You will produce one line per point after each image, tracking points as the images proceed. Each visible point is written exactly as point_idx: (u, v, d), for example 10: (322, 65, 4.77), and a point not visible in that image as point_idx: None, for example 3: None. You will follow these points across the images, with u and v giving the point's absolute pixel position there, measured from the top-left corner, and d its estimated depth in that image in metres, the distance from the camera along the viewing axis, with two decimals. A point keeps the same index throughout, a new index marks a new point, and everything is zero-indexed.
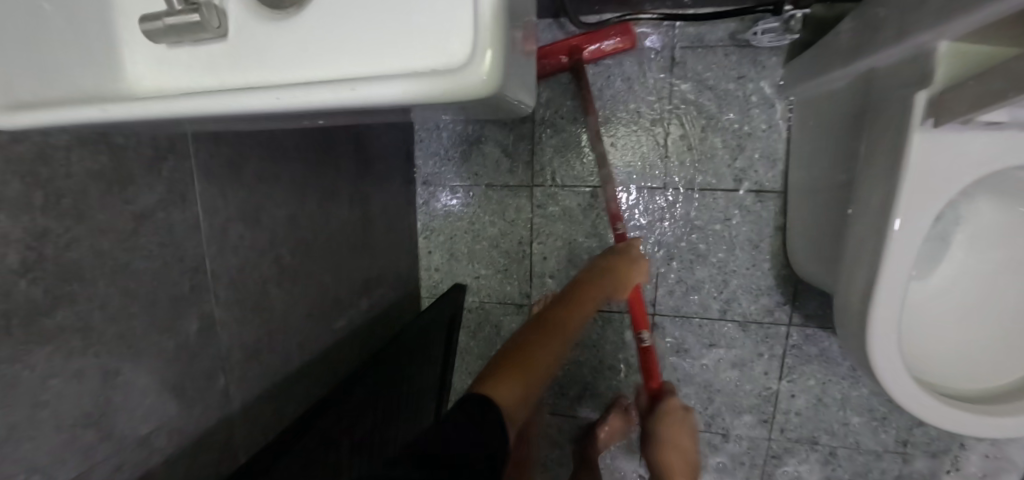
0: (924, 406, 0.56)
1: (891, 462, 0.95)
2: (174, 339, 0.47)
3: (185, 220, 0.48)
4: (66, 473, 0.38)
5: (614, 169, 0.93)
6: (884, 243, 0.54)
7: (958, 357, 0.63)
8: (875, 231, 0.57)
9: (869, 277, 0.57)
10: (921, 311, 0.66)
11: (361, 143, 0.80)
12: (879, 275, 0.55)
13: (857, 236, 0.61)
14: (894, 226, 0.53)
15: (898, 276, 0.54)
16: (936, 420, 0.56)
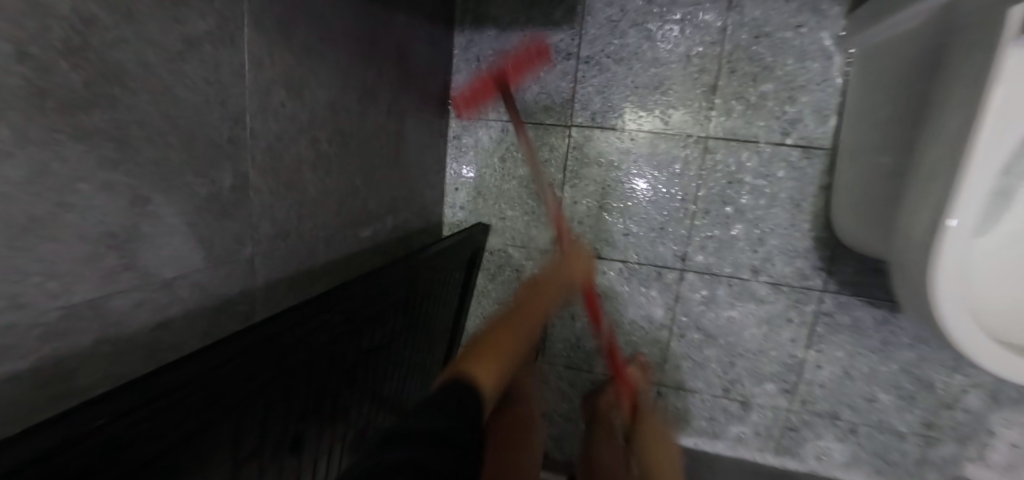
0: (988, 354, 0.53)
1: (912, 445, 0.92)
2: (207, 187, 0.44)
3: (231, 64, 0.45)
4: (87, 292, 0.35)
5: (657, 114, 0.89)
6: (961, 172, 0.50)
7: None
8: (940, 186, 0.53)
9: (931, 236, 0.53)
10: (987, 267, 0.63)
11: (402, 52, 0.76)
12: (952, 209, 0.50)
13: (916, 187, 0.58)
14: (974, 153, 0.49)
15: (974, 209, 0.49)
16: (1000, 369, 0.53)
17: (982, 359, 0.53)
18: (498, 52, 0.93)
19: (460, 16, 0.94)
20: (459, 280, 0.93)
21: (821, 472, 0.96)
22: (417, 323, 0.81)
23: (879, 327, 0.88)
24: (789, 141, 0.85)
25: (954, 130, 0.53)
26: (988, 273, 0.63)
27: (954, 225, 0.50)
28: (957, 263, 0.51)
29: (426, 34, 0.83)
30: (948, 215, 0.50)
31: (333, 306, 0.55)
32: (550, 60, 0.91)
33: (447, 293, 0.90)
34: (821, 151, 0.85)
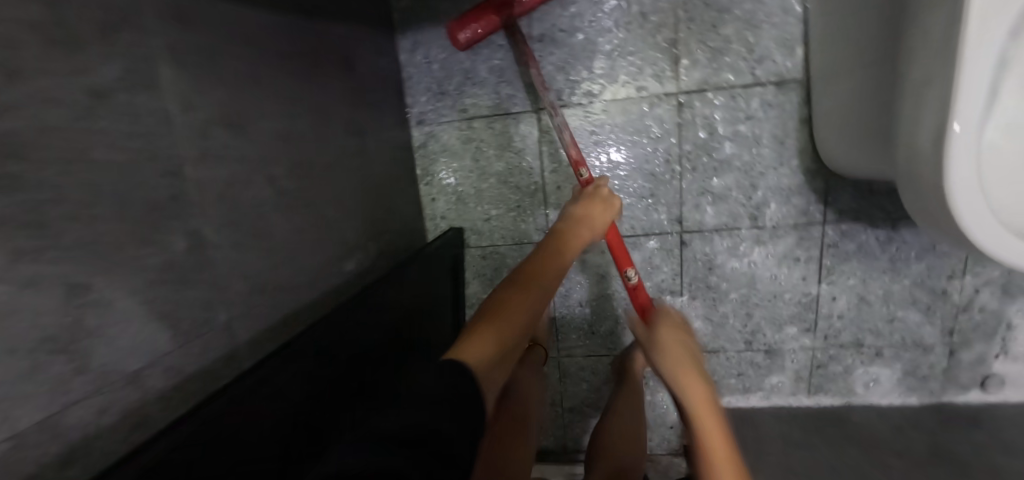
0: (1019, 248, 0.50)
1: (937, 355, 0.92)
2: (156, 255, 0.38)
3: (155, 112, 0.39)
4: (33, 414, 0.28)
5: (624, 79, 0.85)
6: (957, 62, 0.48)
7: None
8: (938, 90, 0.51)
9: (938, 145, 0.50)
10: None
11: (348, 65, 0.71)
12: (954, 101, 0.48)
13: (912, 97, 0.55)
14: (970, 40, 0.47)
15: (977, 97, 0.47)
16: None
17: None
18: (447, 47, 0.87)
19: (399, 17, 0.87)
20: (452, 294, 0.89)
21: (857, 402, 0.96)
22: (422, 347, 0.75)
23: (885, 247, 0.87)
24: (761, 79, 0.83)
25: (942, 29, 0.50)
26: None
27: (959, 131, 0.48)
28: (973, 171, 0.49)
29: (367, 41, 0.77)
30: (950, 122, 0.48)
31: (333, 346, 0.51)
32: (504, 45, 0.86)
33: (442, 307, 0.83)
34: (795, 83, 0.83)
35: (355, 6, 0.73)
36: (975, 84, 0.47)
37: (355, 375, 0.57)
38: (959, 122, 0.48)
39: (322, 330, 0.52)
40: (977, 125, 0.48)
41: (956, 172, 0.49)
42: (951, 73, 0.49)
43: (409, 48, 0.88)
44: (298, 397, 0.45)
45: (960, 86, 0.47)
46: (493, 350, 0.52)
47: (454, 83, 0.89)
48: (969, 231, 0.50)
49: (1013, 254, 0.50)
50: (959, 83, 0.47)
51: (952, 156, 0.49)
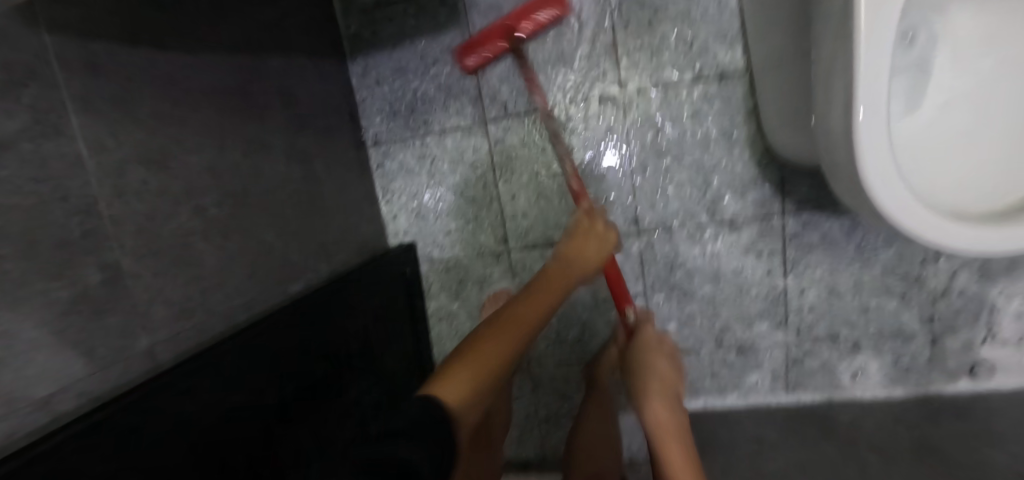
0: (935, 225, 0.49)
1: (920, 344, 0.88)
2: (69, 288, 0.41)
3: (64, 155, 0.42)
4: None
5: (564, 85, 0.87)
6: (853, 48, 0.47)
7: (968, 185, 0.56)
8: (841, 78, 0.50)
9: (848, 131, 0.50)
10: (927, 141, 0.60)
11: (287, 96, 0.75)
12: (856, 88, 0.47)
13: (823, 84, 0.55)
14: (861, 25, 0.46)
15: (877, 82, 0.47)
16: (944, 237, 0.49)
17: (951, 240, 0.49)
18: (395, 69, 0.91)
19: (348, 45, 0.93)
20: (402, 307, 0.94)
21: (839, 397, 0.92)
22: (363, 358, 0.80)
23: (850, 235, 0.84)
24: (702, 75, 0.83)
25: (838, 16, 0.50)
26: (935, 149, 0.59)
27: (863, 115, 0.47)
28: (884, 152, 0.48)
29: (309, 72, 0.81)
30: (854, 110, 0.48)
31: (259, 350, 0.57)
32: (447, 63, 0.89)
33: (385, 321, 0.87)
34: (737, 75, 0.82)
35: (293, 40, 0.78)
36: (873, 68, 0.46)
37: (285, 385, 0.61)
38: (863, 108, 0.47)
39: (235, 342, 0.55)
40: (882, 109, 0.47)
41: (868, 157, 0.48)
42: (851, 60, 0.48)
43: (359, 73, 0.93)
44: (192, 410, 0.47)
45: (859, 72, 0.46)
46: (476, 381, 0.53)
47: (404, 103, 0.92)
48: (890, 213, 0.49)
49: (936, 233, 0.49)
50: (856, 69, 0.47)
51: (861, 142, 0.48)
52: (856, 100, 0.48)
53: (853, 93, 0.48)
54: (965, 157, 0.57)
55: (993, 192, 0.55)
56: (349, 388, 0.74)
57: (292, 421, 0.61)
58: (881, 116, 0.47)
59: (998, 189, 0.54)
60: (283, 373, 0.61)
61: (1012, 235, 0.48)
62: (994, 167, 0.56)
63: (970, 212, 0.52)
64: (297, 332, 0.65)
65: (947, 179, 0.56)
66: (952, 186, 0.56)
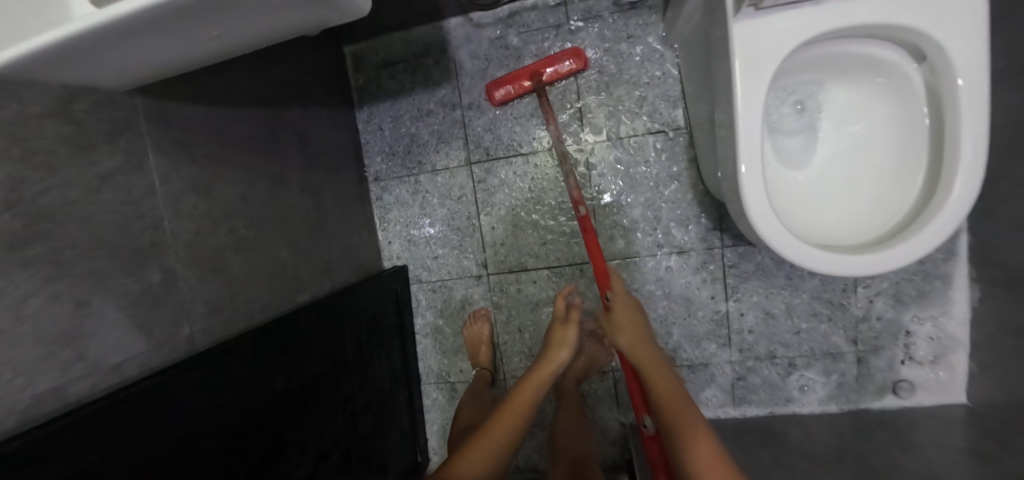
0: (807, 253, 0.63)
1: (848, 363, 0.99)
2: (138, 283, 0.55)
3: (142, 185, 0.57)
4: (46, 380, 0.44)
5: (539, 134, 1.03)
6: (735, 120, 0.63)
7: (840, 227, 0.70)
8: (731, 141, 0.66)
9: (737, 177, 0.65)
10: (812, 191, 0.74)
11: (305, 140, 0.91)
12: (738, 149, 0.62)
13: (724, 141, 0.70)
14: (738, 103, 0.62)
15: (752, 146, 0.62)
16: (818, 264, 0.63)
17: (819, 266, 0.63)
18: (395, 117, 1.09)
19: (358, 97, 1.11)
20: (394, 322, 1.07)
21: (780, 411, 1.03)
22: (358, 363, 0.91)
23: (780, 266, 0.98)
24: (651, 128, 0.99)
25: (727, 95, 0.66)
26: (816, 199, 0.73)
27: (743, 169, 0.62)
28: (764, 197, 0.63)
29: (324, 120, 0.98)
30: (738, 161, 0.63)
31: (270, 344, 0.70)
32: (439, 114, 1.07)
33: (378, 332, 1.00)
34: (680, 129, 0.99)
35: (313, 94, 0.95)
36: (749, 131, 0.62)
37: (291, 377, 0.73)
38: (743, 162, 0.63)
39: (252, 335, 0.67)
40: (757, 162, 0.62)
41: (749, 198, 0.63)
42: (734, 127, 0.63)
43: (366, 120, 1.11)
44: (218, 384, 0.60)
45: (738, 135, 0.62)
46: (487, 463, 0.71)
47: (403, 147, 1.10)
48: (767, 239, 0.63)
49: (801, 257, 0.63)
50: (736, 136, 0.62)
51: (743, 187, 0.63)
52: (740, 158, 0.63)
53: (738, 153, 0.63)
54: (841, 205, 0.72)
55: (858, 233, 0.69)
56: (343, 387, 0.86)
57: (297, 408, 0.73)
58: (757, 170, 0.62)
59: (859, 232, 0.69)
60: (289, 366, 0.73)
61: (862, 260, 0.61)
62: (859, 214, 0.70)
63: (830, 247, 0.66)
64: (302, 334, 0.77)
65: (820, 224, 0.71)
66: (826, 229, 0.70)
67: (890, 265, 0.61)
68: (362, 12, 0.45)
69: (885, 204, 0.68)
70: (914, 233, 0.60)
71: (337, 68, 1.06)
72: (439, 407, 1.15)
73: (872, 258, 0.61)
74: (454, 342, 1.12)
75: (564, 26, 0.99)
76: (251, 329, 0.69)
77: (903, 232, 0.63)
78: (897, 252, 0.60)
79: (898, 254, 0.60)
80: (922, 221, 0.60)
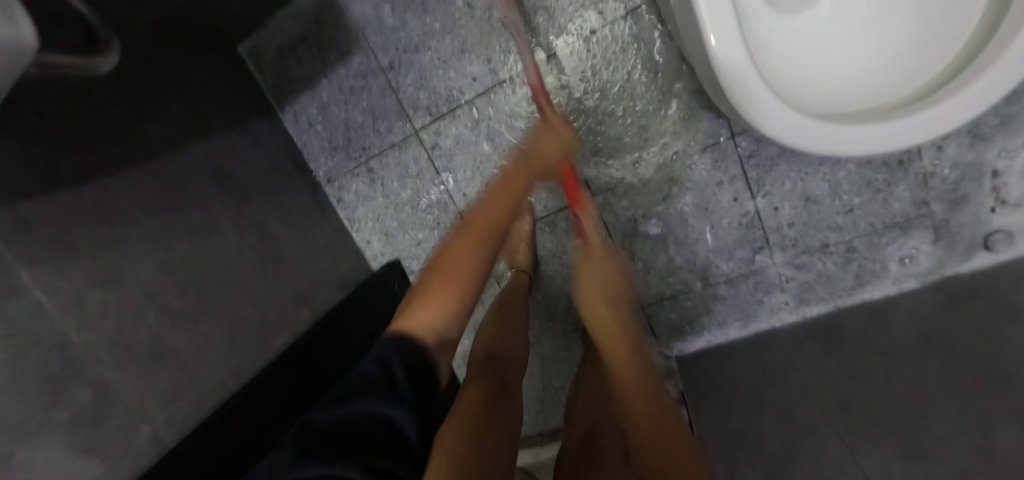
0: (841, 140, 0.44)
1: (921, 230, 0.80)
2: (66, 410, 0.50)
3: (26, 307, 0.50)
4: None
5: (476, 72, 0.85)
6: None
7: (873, 74, 0.50)
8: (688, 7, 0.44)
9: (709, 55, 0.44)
10: (829, 31, 0.52)
11: (223, 171, 0.80)
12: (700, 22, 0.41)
13: (683, 6, 0.49)
14: None
15: (722, 4, 0.41)
16: (859, 147, 0.45)
17: (854, 148, 0.45)
18: (321, 108, 0.95)
19: (275, 98, 0.98)
20: None
21: (846, 303, 0.87)
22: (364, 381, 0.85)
23: None
24: (607, 18, 0.79)
25: None
26: (835, 41, 0.52)
27: (716, 43, 0.41)
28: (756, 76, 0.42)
29: (242, 140, 0.87)
30: (706, 35, 0.42)
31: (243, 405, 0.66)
32: (363, 87, 0.91)
33: (384, 341, 0.92)
34: (642, 10, 0.77)
35: (216, 117, 0.83)
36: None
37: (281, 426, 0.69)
38: (712, 32, 0.41)
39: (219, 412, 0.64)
40: (731, 22, 0.41)
41: (732, 75, 0.42)
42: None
43: (292, 119, 0.98)
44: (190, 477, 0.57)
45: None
46: (445, 305, 0.53)
47: (340, 136, 0.96)
48: (768, 131, 0.44)
49: (821, 145, 0.44)
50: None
51: (719, 65, 0.42)
52: (706, 30, 0.42)
53: (702, 24, 0.42)
54: (867, 40, 0.51)
55: (901, 78, 0.49)
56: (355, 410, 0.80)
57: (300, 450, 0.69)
58: (735, 34, 0.41)
59: (901, 78, 0.49)
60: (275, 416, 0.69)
61: (908, 124, 0.43)
62: (900, 45, 0.49)
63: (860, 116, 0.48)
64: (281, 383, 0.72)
65: (842, 81, 0.51)
66: (850, 85, 0.51)
67: (951, 124, 0.43)
68: (35, 50, 0.31)
69: (935, 17, 0.47)
70: (988, 65, 0.40)
71: (237, 75, 0.92)
72: None
73: (923, 119, 0.43)
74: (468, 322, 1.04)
75: None
76: (222, 405, 0.65)
77: (973, 63, 0.42)
78: (960, 103, 0.42)
79: (963, 104, 0.41)
80: (998, 44, 0.40)
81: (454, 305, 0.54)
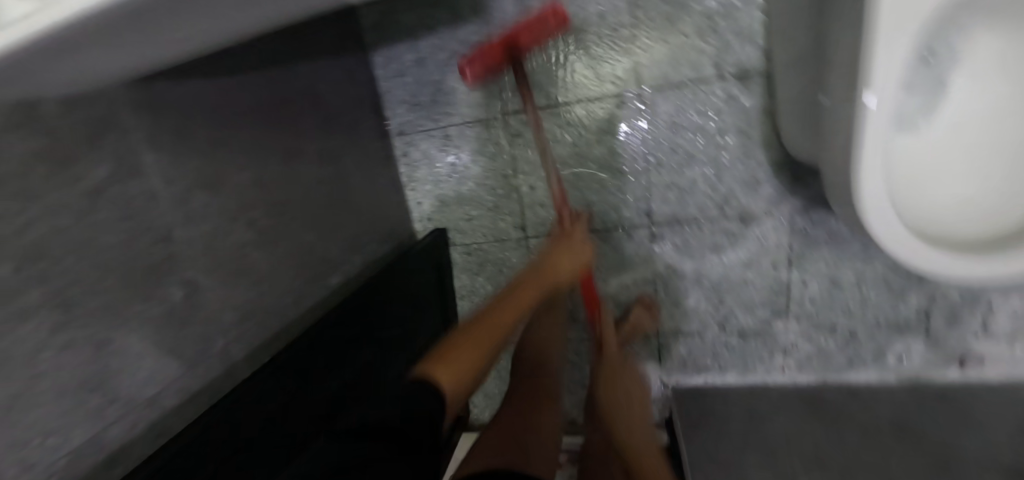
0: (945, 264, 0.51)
1: (916, 335, 0.91)
2: (159, 305, 0.49)
3: (143, 192, 0.49)
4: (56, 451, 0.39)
5: (582, 81, 0.89)
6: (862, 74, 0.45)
7: (958, 206, 0.58)
8: (849, 96, 0.49)
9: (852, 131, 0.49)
10: (937, 162, 0.60)
11: (317, 97, 0.78)
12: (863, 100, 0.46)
13: (838, 86, 0.53)
14: (874, 51, 0.44)
15: (888, 97, 0.45)
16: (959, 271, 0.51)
17: (949, 271, 0.51)
18: (417, 60, 0.93)
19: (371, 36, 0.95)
20: (432, 290, 1.00)
21: (832, 380, 0.98)
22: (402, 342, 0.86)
23: (856, 232, 0.87)
24: (722, 72, 0.83)
25: (852, 42, 0.49)
26: (937, 171, 0.60)
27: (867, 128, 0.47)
28: (884, 159, 0.48)
29: (337, 69, 0.84)
30: (861, 111, 0.46)
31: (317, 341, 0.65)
32: (468, 56, 0.91)
33: (419, 302, 0.95)
34: (755, 75, 0.82)
35: (322, 40, 0.80)
36: (886, 74, 0.45)
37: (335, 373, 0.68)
38: (869, 109, 0.46)
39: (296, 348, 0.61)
40: (889, 111, 0.46)
41: (863, 163, 0.48)
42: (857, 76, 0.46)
43: (382, 62, 0.95)
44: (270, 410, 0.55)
45: (865, 79, 0.45)
46: (463, 378, 0.54)
47: (427, 95, 0.95)
48: (873, 230, 0.51)
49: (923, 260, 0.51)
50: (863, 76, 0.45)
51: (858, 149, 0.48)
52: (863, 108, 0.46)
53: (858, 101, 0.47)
54: (956, 180, 0.59)
55: (976, 219, 0.56)
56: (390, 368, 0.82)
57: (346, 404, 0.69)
58: (884, 125, 0.46)
59: (978, 221, 0.56)
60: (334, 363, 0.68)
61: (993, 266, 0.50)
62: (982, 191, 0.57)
63: (952, 242, 0.54)
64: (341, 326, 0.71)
65: (943, 203, 0.58)
66: (938, 210, 0.57)
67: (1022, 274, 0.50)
68: None
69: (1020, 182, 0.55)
70: None
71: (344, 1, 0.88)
72: None
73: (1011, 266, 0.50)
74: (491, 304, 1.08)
75: None
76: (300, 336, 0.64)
77: None
78: None
79: None
80: None
81: (484, 358, 0.58)
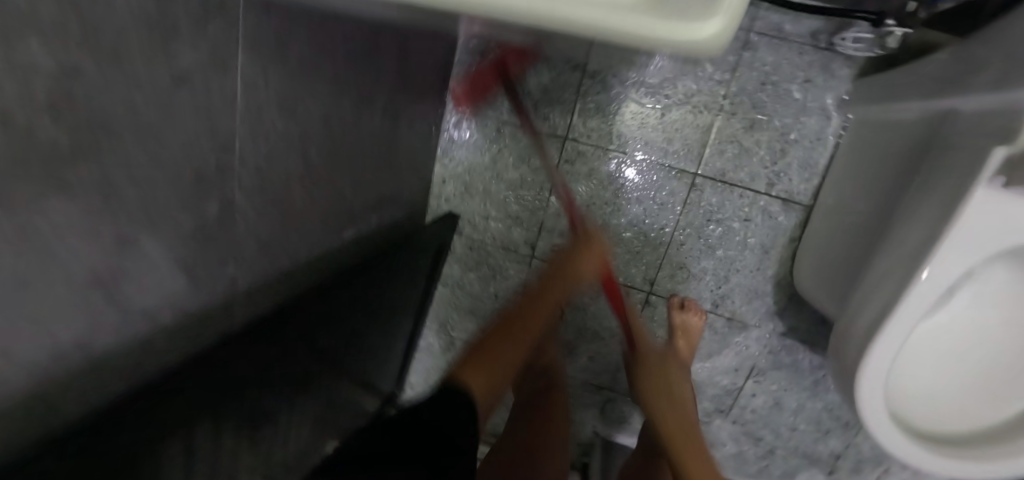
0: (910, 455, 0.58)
1: (819, 470, 1.03)
2: (190, 216, 0.44)
3: (222, 91, 0.43)
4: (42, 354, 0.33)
5: (650, 142, 0.91)
6: (911, 283, 0.52)
7: (937, 395, 0.64)
8: (892, 283, 0.55)
9: (877, 320, 0.55)
10: (940, 346, 0.64)
11: (405, 48, 0.74)
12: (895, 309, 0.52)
13: (887, 258, 0.60)
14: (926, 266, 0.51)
15: (913, 312, 0.52)
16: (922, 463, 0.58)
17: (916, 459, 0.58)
18: None
19: None
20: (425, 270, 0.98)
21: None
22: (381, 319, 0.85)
23: (815, 369, 0.96)
24: (772, 191, 0.88)
25: (917, 242, 0.55)
26: (936, 349, 0.65)
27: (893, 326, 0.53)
28: (888, 361, 0.55)
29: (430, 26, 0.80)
30: (891, 314, 0.53)
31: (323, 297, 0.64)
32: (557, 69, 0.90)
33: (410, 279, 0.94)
34: (797, 206, 0.88)
35: None
36: (923, 289, 0.51)
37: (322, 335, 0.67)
38: (900, 310, 0.52)
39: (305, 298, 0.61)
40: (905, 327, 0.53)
41: (884, 336, 0.53)
42: (904, 283, 0.53)
43: None
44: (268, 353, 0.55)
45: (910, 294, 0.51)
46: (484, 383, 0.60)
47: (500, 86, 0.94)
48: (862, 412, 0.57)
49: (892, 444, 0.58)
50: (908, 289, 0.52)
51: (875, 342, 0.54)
52: (892, 314, 0.53)
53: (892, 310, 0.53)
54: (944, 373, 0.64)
55: (949, 409, 0.64)
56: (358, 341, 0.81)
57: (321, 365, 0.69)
58: (903, 331, 0.53)
59: (950, 411, 0.63)
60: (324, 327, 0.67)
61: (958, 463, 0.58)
62: (959, 387, 0.64)
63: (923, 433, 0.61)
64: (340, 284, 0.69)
65: (924, 386, 0.64)
66: (921, 394, 0.64)
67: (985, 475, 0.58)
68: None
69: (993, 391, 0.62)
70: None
71: None
72: (430, 352, 1.15)
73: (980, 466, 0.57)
74: (471, 303, 1.08)
75: (742, 32, 0.83)
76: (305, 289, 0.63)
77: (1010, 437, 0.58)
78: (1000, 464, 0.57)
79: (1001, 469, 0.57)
80: None
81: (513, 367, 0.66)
